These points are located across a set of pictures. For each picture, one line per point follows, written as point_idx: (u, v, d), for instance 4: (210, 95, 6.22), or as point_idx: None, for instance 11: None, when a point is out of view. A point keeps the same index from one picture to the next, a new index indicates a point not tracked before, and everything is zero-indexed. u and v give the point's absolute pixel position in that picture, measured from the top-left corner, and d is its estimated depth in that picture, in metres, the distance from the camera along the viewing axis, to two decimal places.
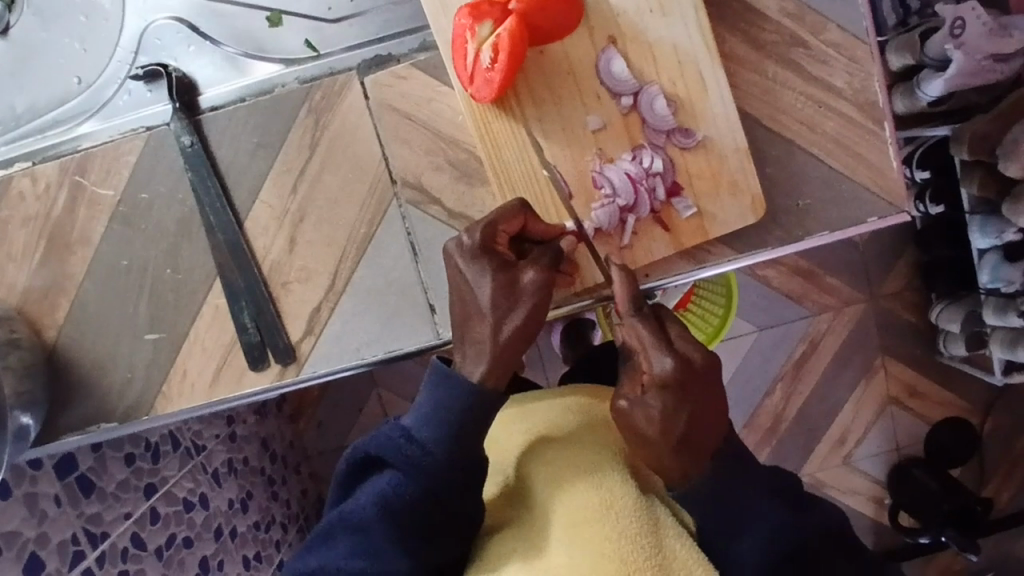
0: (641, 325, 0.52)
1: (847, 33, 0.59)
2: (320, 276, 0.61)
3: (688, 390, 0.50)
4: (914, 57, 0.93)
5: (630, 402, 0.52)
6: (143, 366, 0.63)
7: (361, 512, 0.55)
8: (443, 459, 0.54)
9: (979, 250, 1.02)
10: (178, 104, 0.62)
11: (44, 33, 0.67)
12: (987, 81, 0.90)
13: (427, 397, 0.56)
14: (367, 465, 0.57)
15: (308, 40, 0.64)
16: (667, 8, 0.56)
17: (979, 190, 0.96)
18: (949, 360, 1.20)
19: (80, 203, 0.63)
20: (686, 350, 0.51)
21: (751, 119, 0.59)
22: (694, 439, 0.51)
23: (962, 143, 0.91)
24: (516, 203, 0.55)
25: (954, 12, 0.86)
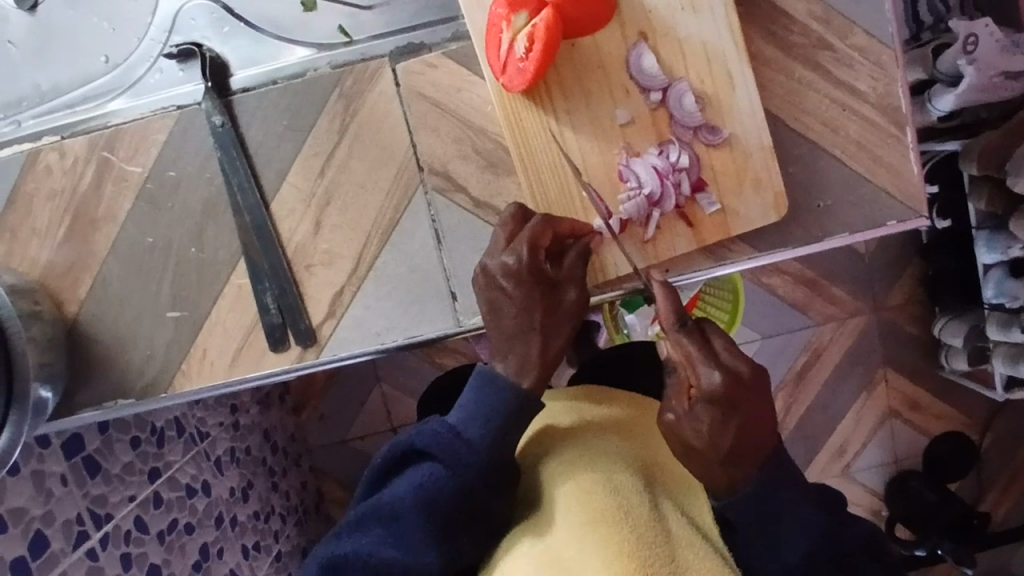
0: (688, 339, 0.51)
1: (873, 38, 0.59)
2: (343, 261, 0.62)
3: (738, 402, 0.50)
4: (926, 71, 0.95)
5: (678, 416, 0.52)
6: (163, 343, 0.64)
7: (398, 502, 0.55)
8: (484, 455, 0.55)
9: (985, 264, 1.03)
10: (210, 85, 0.62)
11: (73, 11, 0.68)
12: (998, 97, 0.92)
13: (473, 397, 0.57)
14: (406, 456, 0.58)
15: (340, 25, 0.65)
16: (698, 6, 0.56)
17: (987, 206, 0.97)
18: (951, 374, 1.21)
19: (107, 179, 0.63)
20: (734, 364, 0.50)
21: (778, 120, 0.60)
22: (743, 449, 0.52)
23: (972, 159, 0.94)
24: (541, 221, 0.56)
25: (968, 28, 0.88)
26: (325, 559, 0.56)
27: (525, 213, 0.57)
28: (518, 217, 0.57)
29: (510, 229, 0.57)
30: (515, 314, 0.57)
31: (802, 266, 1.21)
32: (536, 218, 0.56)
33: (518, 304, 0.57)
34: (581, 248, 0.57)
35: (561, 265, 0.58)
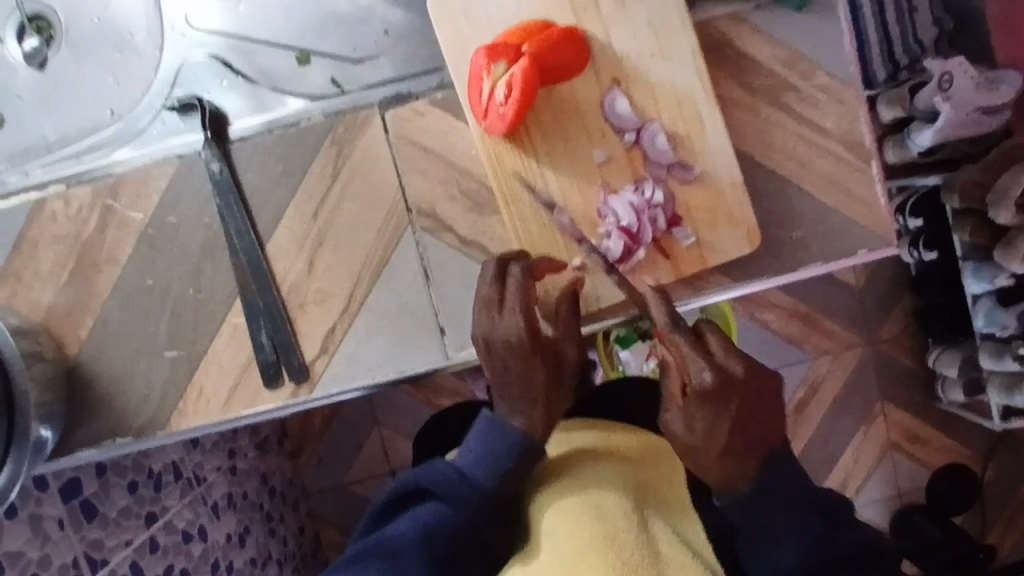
0: (683, 342, 0.53)
1: (836, 78, 0.62)
2: (336, 298, 0.64)
3: (731, 395, 0.53)
4: (905, 109, 1.03)
5: (671, 415, 0.55)
6: (161, 382, 0.65)
7: (398, 538, 0.55)
8: (489, 494, 0.57)
9: (973, 294, 1.05)
10: (209, 134, 0.65)
11: (80, 65, 0.74)
12: (977, 131, 0.99)
13: (478, 439, 0.59)
14: (413, 492, 0.59)
15: (332, 77, 0.69)
16: (668, 53, 0.60)
17: (971, 238, 1.00)
18: (949, 406, 1.21)
19: (110, 224, 0.66)
20: (726, 363, 0.53)
21: (747, 157, 0.63)
22: (738, 442, 0.54)
23: (954, 192, 0.98)
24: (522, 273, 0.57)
25: (943, 66, 0.95)
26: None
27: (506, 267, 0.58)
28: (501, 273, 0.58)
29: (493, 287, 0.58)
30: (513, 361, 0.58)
31: (792, 300, 1.23)
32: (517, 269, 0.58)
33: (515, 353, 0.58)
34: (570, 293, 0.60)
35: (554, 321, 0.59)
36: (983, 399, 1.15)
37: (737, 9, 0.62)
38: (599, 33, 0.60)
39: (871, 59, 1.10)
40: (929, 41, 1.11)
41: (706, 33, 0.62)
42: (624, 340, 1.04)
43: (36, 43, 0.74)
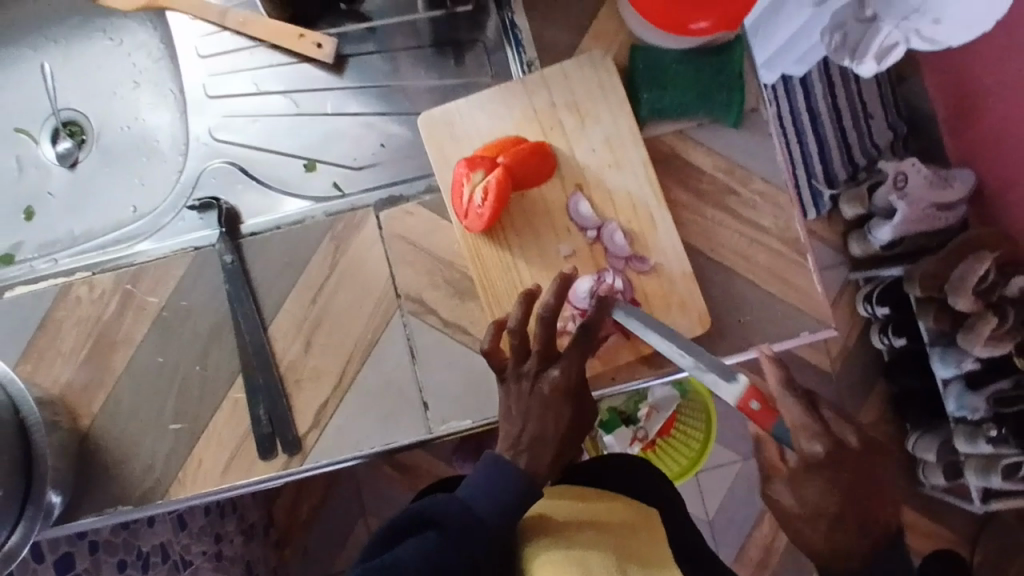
0: (795, 408, 0.52)
1: (771, 184, 0.72)
2: (330, 376, 0.71)
3: (842, 468, 0.51)
4: (863, 207, 1.18)
5: (778, 488, 0.54)
6: (164, 454, 0.71)
7: (402, 564, 0.53)
8: (499, 527, 0.56)
9: (944, 378, 1.12)
10: (224, 231, 0.74)
11: (107, 166, 0.93)
12: (934, 226, 1.13)
13: (485, 478, 0.58)
14: (407, 527, 0.57)
15: (335, 182, 0.81)
16: (621, 162, 0.70)
17: (936, 324, 1.08)
18: (932, 491, 1.25)
19: (129, 308, 0.73)
20: (838, 434, 0.52)
21: (695, 251, 0.72)
22: (852, 516, 0.52)
23: (915, 281, 1.09)
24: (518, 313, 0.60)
25: (898, 168, 1.12)
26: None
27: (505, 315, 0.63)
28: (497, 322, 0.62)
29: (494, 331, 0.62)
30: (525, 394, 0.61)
31: None
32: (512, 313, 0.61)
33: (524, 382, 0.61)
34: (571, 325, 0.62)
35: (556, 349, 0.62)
36: (961, 482, 1.19)
37: (683, 126, 0.73)
38: (563, 147, 0.70)
39: (831, 161, 1.24)
40: (878, 147, 1.24)
41: (656, 147, 0.73)
42: (608, 424, 1.13)
43: (71, 148, 0.94)
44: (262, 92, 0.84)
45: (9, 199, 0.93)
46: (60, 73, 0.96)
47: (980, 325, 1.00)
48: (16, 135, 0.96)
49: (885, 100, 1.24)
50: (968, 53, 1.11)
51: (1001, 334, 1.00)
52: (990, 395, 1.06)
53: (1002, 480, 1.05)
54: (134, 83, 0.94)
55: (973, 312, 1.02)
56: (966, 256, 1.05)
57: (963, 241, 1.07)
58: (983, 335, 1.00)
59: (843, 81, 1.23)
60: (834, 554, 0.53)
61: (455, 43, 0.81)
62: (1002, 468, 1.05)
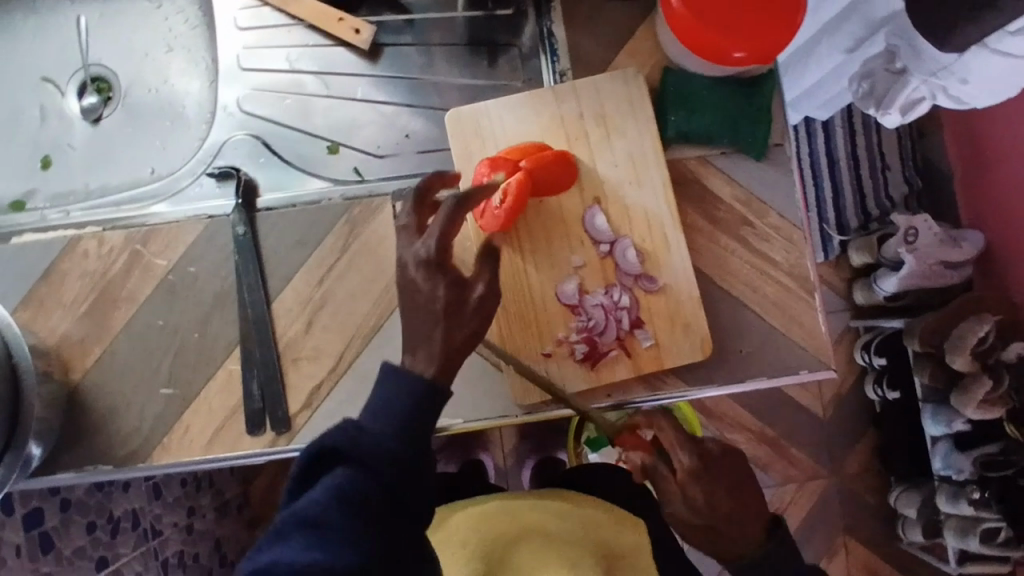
0: (670, 429, 0.63)
1: (787, 220, 0.72)
2: (327, 358, 0.71)
3: (714, 468, 0.61)
4: (872, 256, 1.18)
5: (675, 503, 0.62)
6: (152, 417, 0.71)
7: (316, 502, 0.54)
8: (392, 447, 0.56)
9: (933, 435, 1.11)
10: (241, 202, 0.74)
11: (130, 125, 0.94)
12: (939, 282, 1.13)
13: (378, 396, 0.58)
14: (316, 467, 0.56)
15: (356, 167, 0.81)
16: (642, 180, 0.70)
17: (930, 380, 1.09)
18: (909, 547, 1.24)
19: (135, 267, 0.73)
20: (708, 447, 0.62)
21: (704, 276, 0.72)
22: (743, 516, 0.62)
23: (914, 336, 1.09)
24: (454, 202, 0.57)
25: (909, 222, 1.11)
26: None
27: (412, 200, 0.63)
28: (423, 201, 0.62)
29: (419, 218, 0.61)
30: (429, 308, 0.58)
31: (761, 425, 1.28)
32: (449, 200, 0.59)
33: (443, 281, 0.58)
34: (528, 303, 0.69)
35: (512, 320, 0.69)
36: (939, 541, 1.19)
37: (706, 153, 0.73)
38: (586, 159, 0.71)
39: (845, 207, 1.24)
40: (894, 197, 1.24)
41: (676, 169, 0.73)
42: (594, 443, 1.12)
43: (95, 102, 0.94)
44: (294, 71, 0.84)
45: (27, 147, 0.93)
46: (93, 28, 0.96)
47: (975, 386, 1.00)
48: (41, 84, 0.96)
49: (905, 152, 1.25)
50: (986, 116, 1.12)
51: (995, 398, 1.00)
52: (977, 457, 1.05)
53: (979, 542, 1.06)
54: (166, 48, 0.95)
55: (969, 372, 1.03)
56: (964, 318, 1.05)
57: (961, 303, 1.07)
58: (978, 396, 1.00)
59: (866, 128, 1.24)
60: (723, 547, 0.63)
61: (490, 45, 0.81)
62: (980, 530, 1.05)
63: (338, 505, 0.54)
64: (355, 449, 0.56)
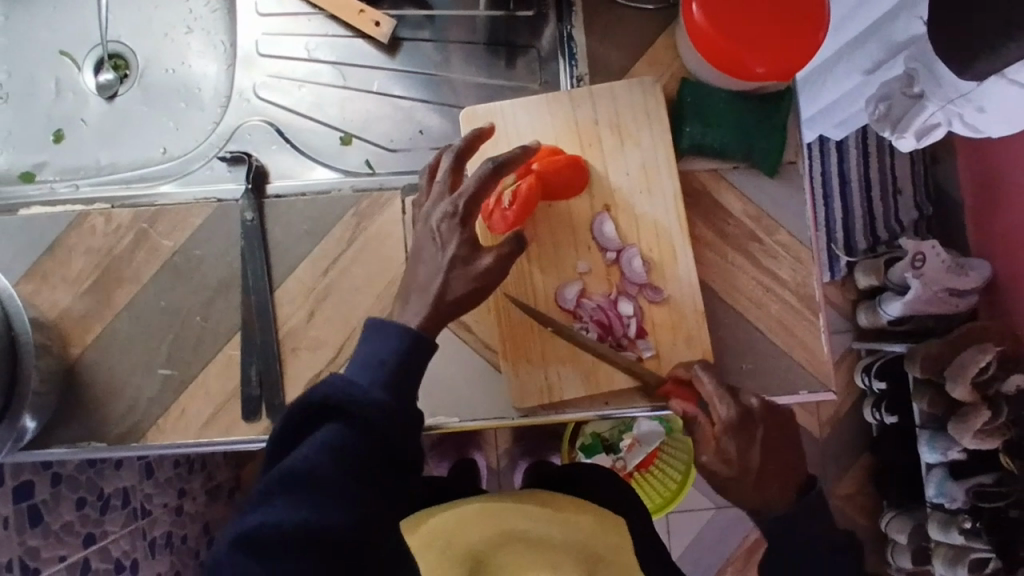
0: (713, 387, 0.63)
1: (796, 239, 0.72)
2: (326, 349, 0.70)
3: (753, 425, 0.63)
4: (878, 279, 1.18)
5: (705, 454, 0.64)
6: (149, 396, 0.71)
7: (308, 460, 0.57)
8: (383, 403, 0.59)
9: (928, 463, 1.11)
10: (250, 187, 0.74)
11: (144, 103, 0.94)
12: (944, 309, 1.13)
13: (369, 350, 0.61)
14: (309, 418, 0.59)
15: (367, 159, 0.81)
16: (653, 190, 0.70)
17: (929, 407, 1.09)
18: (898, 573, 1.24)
19: (141, 246, 0.73)
20: (746, 403, 0.63)
21: (709, 290, 0.71)
22: (777, 468, 0.65)
23: (915, 361, 1.09)
24: (491, 168, 0.60)
25: (917, 247, 1.11)
26: (234, 534, 0.56)
27: (442, 156, 0.65)
28: (458, 161, 0.63)
29: (451, 177, 0.63)
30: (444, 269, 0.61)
31: None
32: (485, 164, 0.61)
33: (460, 241, 0.61)
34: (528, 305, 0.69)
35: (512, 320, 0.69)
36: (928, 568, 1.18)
37: (719, 166, 0.73)
38: (598, 165, 0.70)
39: (853, 228, 1.24)
40: (904, 222, 1.24)
41: (688, 181, 0.73)
42: (590, 449, 1.13)
43: (112, 80, 0.95)
44: (312, 60, 0.84)
45: (40, 119, 0.93)
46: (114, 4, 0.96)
47: (973, 416, 1.00)
48: (59, 58, 0.96)
49: (918, 177, 1.24)
50: (998, 145, 1.12)
51: (992, 429, 1.00)
52: (971, 487, 1.05)
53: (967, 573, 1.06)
54: (186, 29, 0.95)
55: (968, 402, 1.03)
56: (963, 349, 1.05)
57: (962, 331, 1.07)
58: (976, 426, 1.00)
59: (880, 151, 1.24)
60: (755, 498, 0.66)
61: (509, 45, 0.81)
62: (969, 561, 1.06)
63: (331, 464, 0.57)
64: (349, 407, 0.58)
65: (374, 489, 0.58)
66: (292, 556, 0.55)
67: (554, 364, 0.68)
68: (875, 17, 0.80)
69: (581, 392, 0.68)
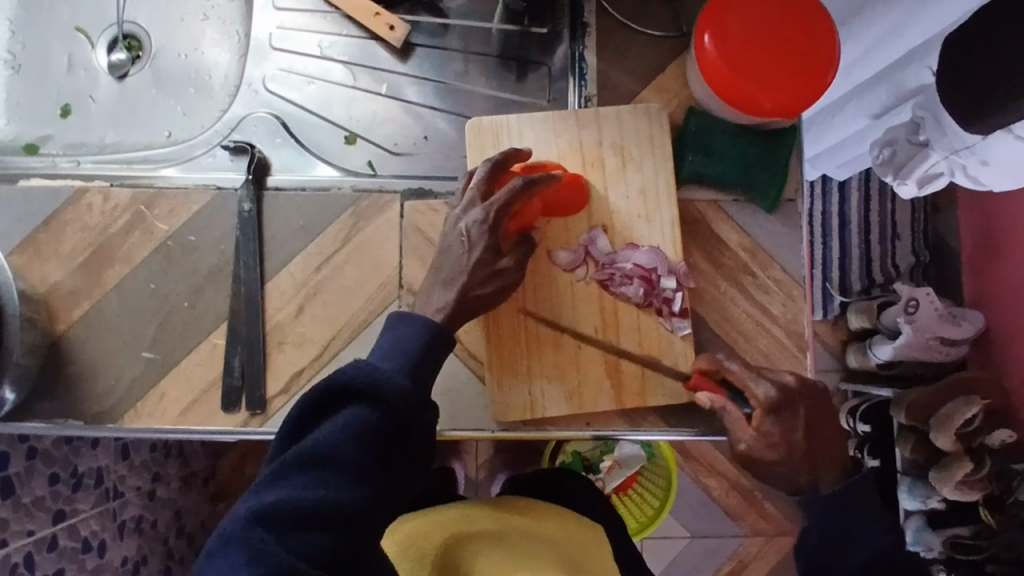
0: (741, 370, 0.65)
1: (789, 276, 0.72)
2: (312, 346, 0.70)
3: (794, 405, 0.64)
4: (870, 321, 1.18)
5: (749, 442, 0.64)
6: (130, 378, 0.70)
7: (329, 441, 0.56)
8: (408, 389, 0.58)
9: (906, 509, 1.11)
10: (251, 178, 0.74)
11: (154, 85, 0.94)
12: (935, 357, 1.13)
13: (390, 339, 0.62)
14: (326, 402, 0.58)
15: (370, 161, 0.82)
16: (651, 215, 0.70)
17: (911, 453, 1.08)
18: None
19: (137, 228, 0.73)
20: (783, 380, 0.65)
21: (699, 319, 0.71)
22: (822, 447, 0.66)
23: (902, 407, 1.08)
24: (521, 184, 0.62)
25: (911, 293, 1.12)
26: (246, 513, 0.52)
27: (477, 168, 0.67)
28: (493, 173, 0.65)
29: (485, 187, 0.65)
30: (460, 282, 0.63)
31: (740, 476, 1.25)
32: (517, 179, 0.63)
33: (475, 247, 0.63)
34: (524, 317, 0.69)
35: (507, 333, 0.68)
36: None
37: (718, 198, 0.73)
38: (598, 186, 0.71)
39: (850, 270, 1.24)
40: (899, 267, 1.24)
41: (687, 210, 0.73)
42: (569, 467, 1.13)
43: (124, 60, 0.95)
44: (324, 57, 0.85)
45: (49, 92, 0.94)
46: None
47: (956, 466, 1.00)
48: (74, 34, 0.96)
49: (917, 224, 1.25)
50: (1000, 199, 1.13)
51: (973, 482, 1.00)
52: (948, 538, 1.05)
53: None
54: (202, 16, 0.95)
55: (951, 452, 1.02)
56: (954, 395, 1.05)
57: (956, 378, 1.06)
58: (957, 477, 1.00)
59: (880, 195, 1.24)
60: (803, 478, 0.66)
61: (521, 60, 0.82)
62: None
63: (353, 444, 0.56)
64: (372, 390, 0.57)
65: (388, 477, 0.57)
66: (309, 537, 0.53)
67: (541, 380, 0.68)
68: (887, 63, 0.80)
69: (564, 411, 0.68)
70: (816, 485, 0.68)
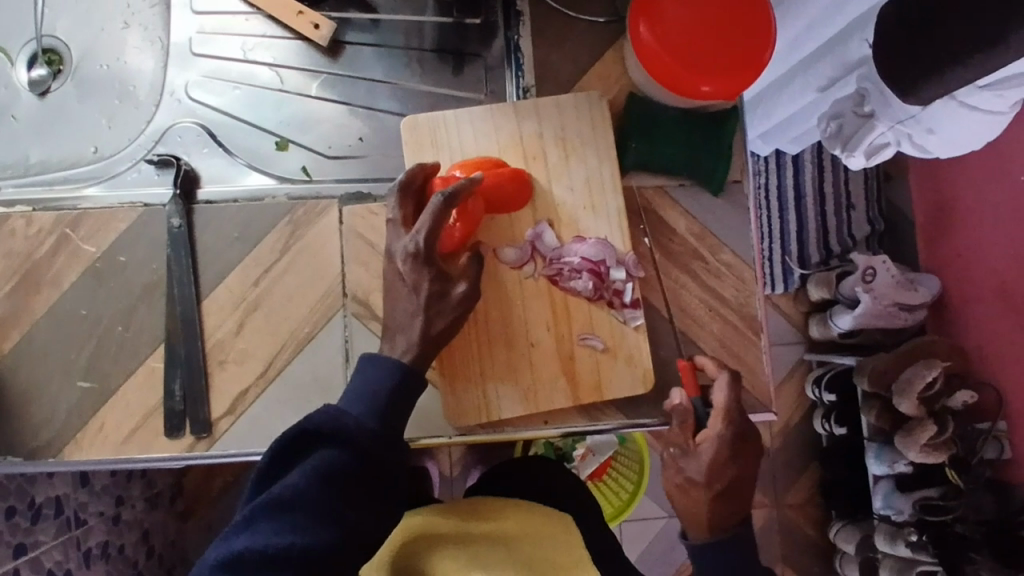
0: (727, 400, 0.66)
1: (740, 258, 0.72)
2: (255, 362, 0.68)
3: (735, 448, 0.67)
4: (830, 292, 1.18)
5: (682, 450, 0.69)
6: (66, 409, 0.67)
7: (298, 487, 0.55)
8: (376, 430, 0.58)
9: (874, 475, 1.11)
10: (178, 192, 0.71)
11: (78, 96, 0.90)
12: (895, 323, 1.14)
13: (362, 382, 0.61)
14: (298, 448, 0.57)
15: (305, 166, 0.79)
16: (597, 207, 0.69)
17: (876, 420, 1.09)
18: None
19: (62, 251, 0.69)
20: (744, 426, 0.67)
21: (652, 308, 0.71)
22: (731, 492, 0.70)
23: (864, 374, 1.09)
24: (441, 202, 0.59)
25: (869, 262, 1.13)
26: (214, 562, 0.52)
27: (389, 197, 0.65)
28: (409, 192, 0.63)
29: (408, 214, 0.63)
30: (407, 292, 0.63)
31: None
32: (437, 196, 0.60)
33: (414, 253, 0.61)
34: (478, 319, 0.67)
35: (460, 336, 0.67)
36: None
37: (665, 183, 0.72)
38: (542, 180, 0.69)
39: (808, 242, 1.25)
40: (855, 237, 1.25)
41: (634, 198, 0.72)
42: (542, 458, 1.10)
43: (44, 74, 0.90)
44: (249, 60, 0.82)
45: None
46: None
47: (919, 429, 1.02)
48: None
49: (870, 194, 1.26)
50: (951, 166, 1.14)
51: (936, 443, 1.02)
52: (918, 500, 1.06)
53: None
54: (124, 23, 0.91)
55: (914, 415, 1.04)
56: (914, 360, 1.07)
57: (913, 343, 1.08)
58: (922, 440, 1.01)
59: (832, 168, 1.25)
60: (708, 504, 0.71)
61: (457, 53, 0.80)
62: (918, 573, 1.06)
63: (321, 488, 0.55)
64: (339, 432, 0.57)
65: (360, 515, 0.56)
66: None
67: (495, 381, 0.67)
68: (828, 37, 0.80)
69: (520, 410, 0.67)
70: (709, 515, 0.72)
